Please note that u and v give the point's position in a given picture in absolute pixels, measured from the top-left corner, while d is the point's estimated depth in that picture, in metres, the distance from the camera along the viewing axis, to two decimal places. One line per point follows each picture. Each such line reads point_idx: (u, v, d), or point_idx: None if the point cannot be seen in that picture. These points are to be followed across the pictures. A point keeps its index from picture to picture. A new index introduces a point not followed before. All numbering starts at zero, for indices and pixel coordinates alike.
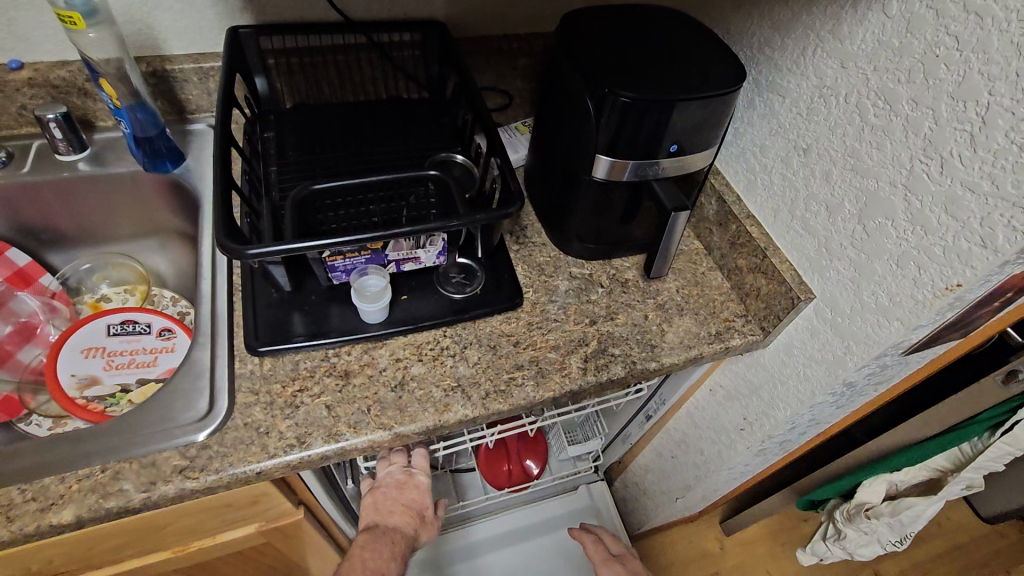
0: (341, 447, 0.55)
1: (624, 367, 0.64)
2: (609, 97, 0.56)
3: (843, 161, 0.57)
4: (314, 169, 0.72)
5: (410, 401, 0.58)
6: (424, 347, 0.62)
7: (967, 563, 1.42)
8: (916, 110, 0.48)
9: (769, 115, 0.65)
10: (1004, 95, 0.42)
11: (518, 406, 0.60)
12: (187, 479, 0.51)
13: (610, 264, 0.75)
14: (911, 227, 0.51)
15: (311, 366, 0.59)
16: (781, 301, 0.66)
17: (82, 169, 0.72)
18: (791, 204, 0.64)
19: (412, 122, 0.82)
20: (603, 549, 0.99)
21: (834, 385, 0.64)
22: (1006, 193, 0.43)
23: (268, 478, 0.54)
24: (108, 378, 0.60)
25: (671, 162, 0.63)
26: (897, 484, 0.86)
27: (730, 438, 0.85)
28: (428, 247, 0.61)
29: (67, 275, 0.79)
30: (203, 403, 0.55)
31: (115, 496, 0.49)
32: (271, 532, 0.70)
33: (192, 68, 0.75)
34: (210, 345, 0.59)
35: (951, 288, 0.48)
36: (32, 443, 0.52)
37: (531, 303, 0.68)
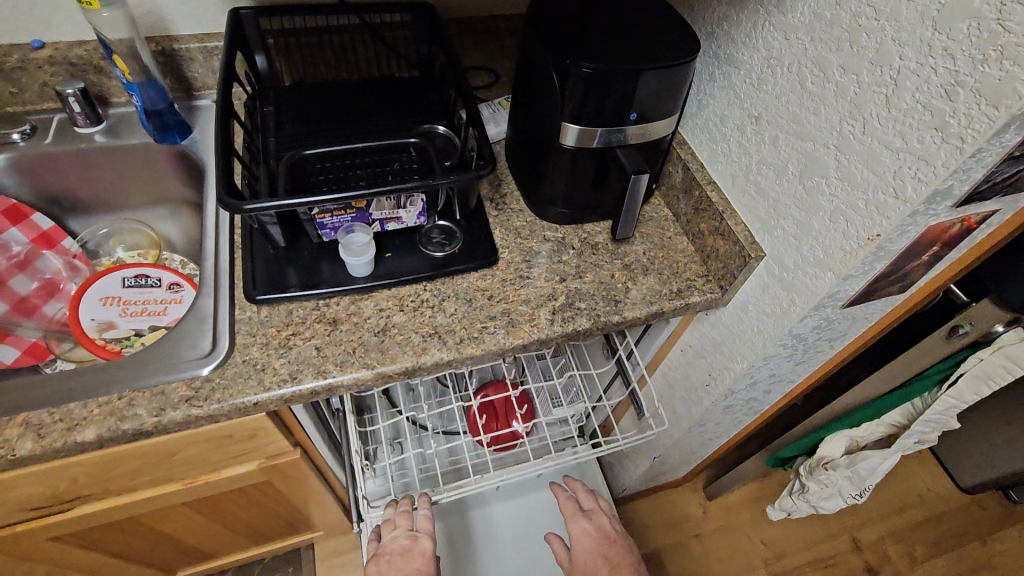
0: (329, 383, 0.61)
1: (589, 319, 0.70)
2: (572, 69, 0.61)
3: (787, 127, 0.61)
4: (308, 139, 0.78)
5: (391, 345, 0.65)
6: (406, 298, 0.69)
7: (945, 530, 1.46)
8: (845, 76, 0.53)
9: (726, 87, 0.69)
10: (912, 59, 0.46)
11: (490, 351, 0.66)
12: (193, 406, 0.58)
13: (583, 229, 0.80)
14: (842, 184, 0.56)
15: (304, 313, 0.66)
16: (736, 260, 0.71)
17: (98, 140, 0.79)
18: (745, 170, 0.69)
19: (402, 98, 0.88)
20: (575, 503, 1.07)
21: (782, 335, 0.69)
22: (913, 148, 0.48)
23: (264, 409, 0.61)
24: (123, 324, 0.67)
25: (635, 130, 0.69)
26: (857, 440, 0.91)
27: (698, 396, 0.91)
28: (409, 208, 0.68)
29: (86, 239, 0.86)
30: (207, 342, 0.62)
31: (130, 419, 0.57)
32: (271, 469, 0.77)
33: (197, 47, 0.81)
34: (213, 295, 0.66)
35: (872, 238, 0.54)
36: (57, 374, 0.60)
37: (506, 262, 0.74)
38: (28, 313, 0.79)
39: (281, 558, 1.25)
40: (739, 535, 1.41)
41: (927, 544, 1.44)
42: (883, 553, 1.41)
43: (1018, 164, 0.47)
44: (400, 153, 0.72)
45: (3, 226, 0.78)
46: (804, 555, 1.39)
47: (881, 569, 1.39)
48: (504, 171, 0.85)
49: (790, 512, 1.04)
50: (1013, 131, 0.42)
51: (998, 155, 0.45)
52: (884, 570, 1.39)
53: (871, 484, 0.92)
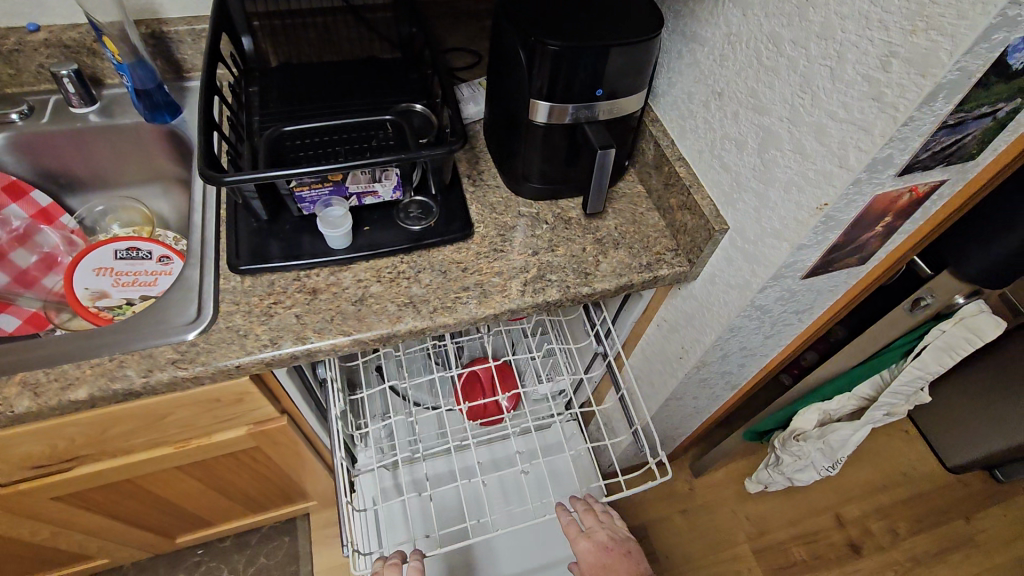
0: (307, 348, 0.65)
1: (560, 290, 0.73)
2: (540, 47, 0.64)
3: (746, 102, 0.63)
4: (291, 118, 0.80)
5: (368, 313, 0.68)
6: (383, 270, 0.72)
7: (929, 507, 1.48)
8: (795, 51, 0.54)
9: (693, 64, 0.71)
10: (853, 32, 0.48)
11: (462, 320, 0.69)
12: (178, 368, 0.61)
13: (557, 204, 0.83)
14: (794, 155, 0.58)
15: (285, 283, 0.69)
16: (702, 233, 0.73)
17: (92, 120, 0.82)
18: (710, 146, 0.71)
19: (384, 77, 0.91)
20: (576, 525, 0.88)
21: (745, 306, 0.72)
22: (854, 118, 0.50)
23: (247, 372, 0.64)
24: (116, 293, 0.71)
25: (604, 106, 0.71)
26: (830, 413, 0.93)
27: (673, 369, 0.93)
28: (384, 182, 0.70)
29: (84, 216, 0.90)
30: (192, 309, 0.66)
31: (120, 380, 0.60)
32: (259, 435, 0.81)
33: (185, 30, 0.84)
34: (199, 266, 0.70)
35: (820, 207, 0.56)
36: (53, 337, 0.63)
37: (481, 236, 0.77)
38: (28, 285, 0.84)
39: (278, 528, 1.30)
40: (724, 511, 1.44)
41: (911, 521, 1.46)
42: (867, 529, 1.44)
43: (956, 133, 0.50)
44: (377, 130, 0.75)
45: (3, 202, 0.82)
46: (787, 531, 1.42)
47: (864, 544, 1.42)
48: (482, 150, 0.87)
49: (767, 484, 1.07)
50: (942, 99, 0.44)
51: (933, 124, 0.47)
52: (867, 546, 1.41)
53: (844, 456, 0.95)
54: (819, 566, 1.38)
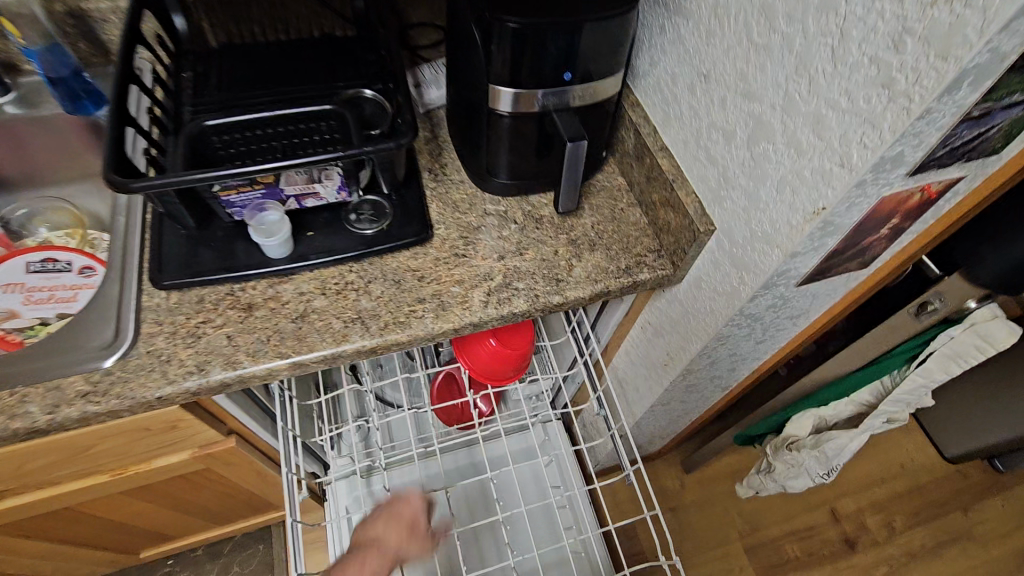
0: (239, 374, 0.58)
1: (527, 300, 0.66)
2: (496, 25, 0.55)
3: (735, 86, 0.54)
4: (227, 107, 0.71)
5: (309, 331, 0.61)
6: (329, 281, 0.64)
7: (926, 500, 1.44)
8: (790, 26, 0.46)
9: (677, 40, 0.62)
10: (858, 3, 0.40)
11: (417, 337, 0.62)
12: (90, 403, 0.54)
13: (528, 200, 0.75)
14: (788, 150, 0.50)
15: (216, 298, 0.62)
16: (685, 235, 0.66)
17: (10, 112, 0.75)
18: (697, 135, 0.62)
19: (337, 58, 0.82)
20: None
21: (733, 316, 0.65)
22: (858, 109, 0.42)
23: (172, 403, 0.58)
24: (28, 312, 0.65)
25: (578, 91, 0.62)
26: (826, 420, 0.87)
27: (657, 375, 0.87)
28: (326, 182, 0.62)
29: (8, 219, 0.81)
30: (109, 332, 0.58)
31: (21, 418, 0.53)
32: (206, 457, 0.75)
33: (109, 7, 0.73)
34: (120, 281, 0.62)
35: (817, 212, 0.48)
36: None
37: (440, 240, 0.69)
38: None
39: (250, 536, 1.25)
40: (716, 508, 1.40)
41: (908, 515, 1.42)
42: (862, 525, 1.40)
43: (980, 126, 0.42)
44: (320, 122, 0.66)
45: None
46: (780, 528, 1.38)
47: (859, 540, 1.38)
48: (446, 139, 0.78)
49: (759, 490, 1.02)
50: (966, 88, 0.36)
51: (954, 117, 0.39)
52: (862, 541, 1.38)
53: (839, 465, 0.88)
54: (812, 563, 1.34)
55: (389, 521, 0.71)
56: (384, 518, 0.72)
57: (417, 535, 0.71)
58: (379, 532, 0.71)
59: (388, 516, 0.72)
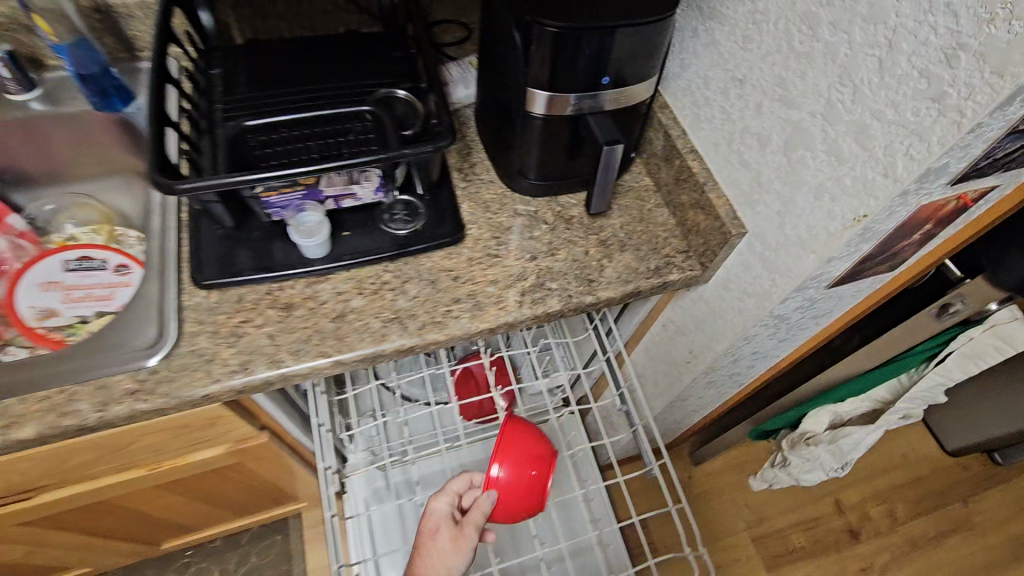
0: (283, 373, 0.58)
1: (561, 300, 0.67)
2: (536, 28, 0.55)
3: (772, 92, 0.55)
4: (258, 106, 0.71)
5: (349, 331, 0.61)
6: (366, 281, 0.65)
7: (926, 491, 1.47)
8: (835, 35, 0.47)
9: (711, 45, 0.62)
10: (908, 16, 0.41)
11: (454, 337, 0.63)
12: (137, 401, 0.55)
13: (557, 201, 0.75)
14: (827, 158, 0.51)
15: (255, 298, 0.62)
16: (716, 236, 0.67)
17: (36, 108, 0.75)
18: (728, 139, 0.63)
19: (364, 55, 0.81)
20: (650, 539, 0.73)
21: (764, 317, 0.67)
22: (905, 120, 0.43)
23: (216, 401, 0.58)
24: (67, 310, 0.64)
25: (612, 95, 0.63)
26: (841, 415, 0.89)
27: (679, 370, 0.89)
28: (364, 183, 0.63)
29: (34, 215, 0.80)
30: (152, 331, 0.59)
31: (70, 416, 0.54)
32: (239, 452, 0.76)
33: (134, 3, 0.74)
34: (158, 279, 0.62)
35: (858, 219, 0.50)
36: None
37: (473, 240, 0.70)
38: None
39: (267, 527, 1.27)
40: (724, 500, 1.42)
41: (909, 505, 1.45)
42: (866, 515, 1.43)
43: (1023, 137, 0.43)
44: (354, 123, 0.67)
45: None
46: (787, 518, 1.41)
47: (862, 530, 1.41)
48: (474, 139, 0.79)
49: (772, 484, 1.04)
50: (1018, 103, 0.37)
51: (1001, 130, 0.40)
52: (866, 531, 1.41)
53: (854, 459, 0.92)
54: (816, 552, 1.37)
55: (425, 536, 0.74)
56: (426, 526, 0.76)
57: (450, 543, 0.72)
58: (420, 550, 0.73)
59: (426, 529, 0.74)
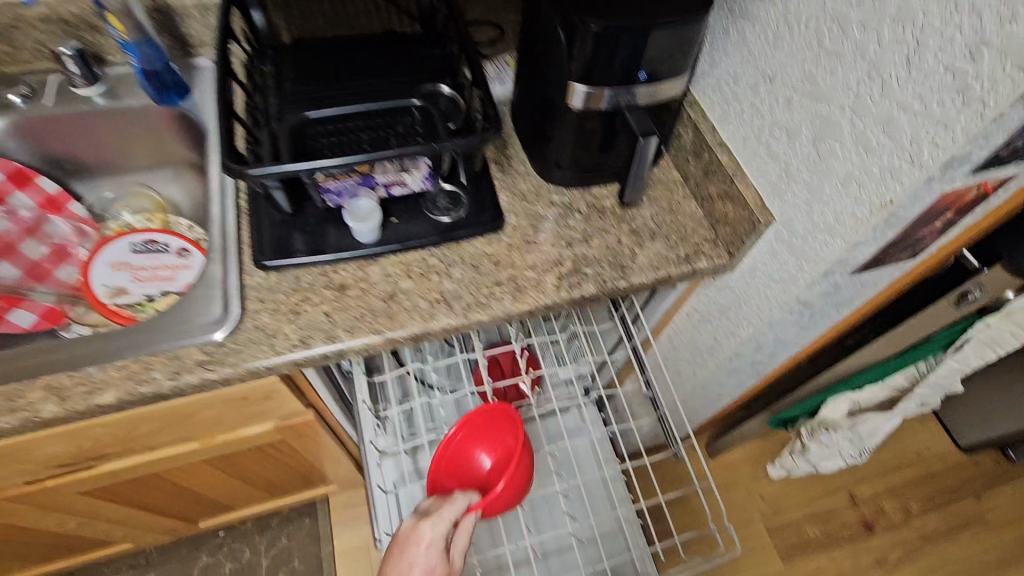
0: (339, 348, 0.63)
1: (596, 284, 0.70)
2: (580, 26, 0.59)
3: (802, 87, 0.59)
4: (308, 101, 0.75)
5: (399, 310, 0.66)
6: (413, 265, 0.69)
7: (941, 486, 1.49)
8: (865, 34, 0.50)
9: (741, 43, 0.66)
10: (935, 15, 0.44)
11: (496, 317, 0.67)
12: (208, 370, 0.60)
13: (590, 191, 0.79)
14: (855, 148, 0.55)
15: (311, 279, 0.67)
16: (744, 225, 0.70)
17: (98, 102, 0.79)
18: (758, 132, 0.67)
19: (403, 53, 0.84)
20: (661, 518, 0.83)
21: (789, 302, 0.70)
22: (932, 111, 0.47)
23: (277, 373, 0.62)
24: (136, 289, 0.68)
25: (644, 91, 0.66)
26: (859, 403, 0.93)
27: (703, 357, 0.92)
28: (414, 171, 0.67)
29: (93, 203, 0.87)
30: (217, 308, 0.63)
31: (147, 383, 0.58)
32: (286, 428, 0.80)
33: (191, 3, 0.78)
34: (221, 260, 0.66)
35: (885, 205, 0.53)
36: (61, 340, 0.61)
37: (512, 227, 0.74)
38: (41, 278, 0.81)
39: (296, 510, 1.32)
40: (740, 491, 1.45)
41: (923, 499, 1.47)
42: (880, 509, 1.45)
43: None
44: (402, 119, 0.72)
45: (45, 217, 0.82)
46: (802, 510, 1.43)
47: (876, 523, 1.43)
48: (510, 133, 0.83)
49: (791, 471, 1.09)
50: None
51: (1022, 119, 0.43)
52: (880, 524, 1.43)
53: (872, 447, 0.95)
54: (830, 544, 1.40)
55: (407, 553, 0.72)
56: (410, 537, 0.73)
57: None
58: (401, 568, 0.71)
59: (409, 546, 0.72)
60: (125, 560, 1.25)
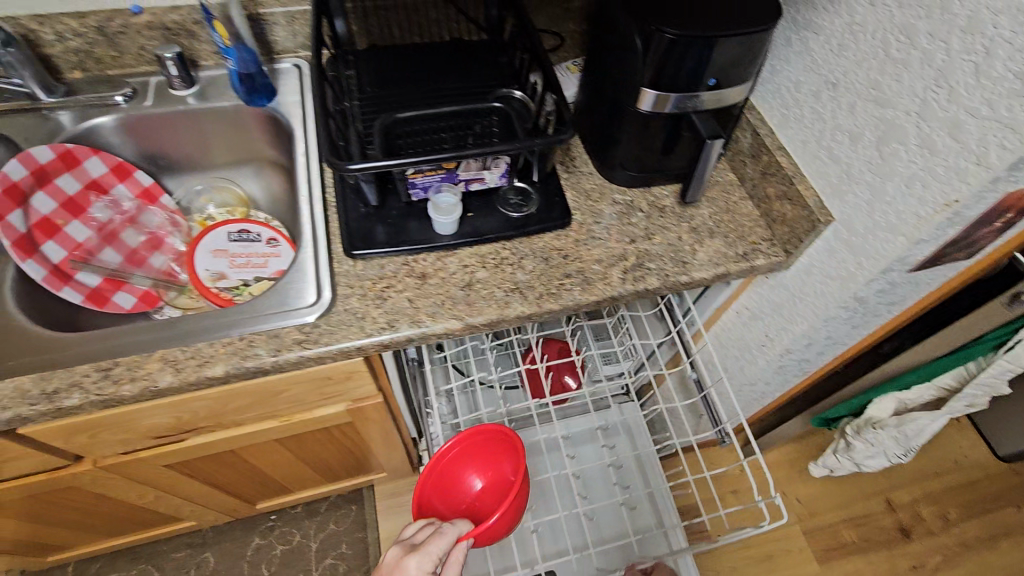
0: (423, 331, 0.67)
1: (659, 278, 0.74)
2: (655, 34, 0.62)
3: (866, 93, 0.62)
4: (388, 103, 0.81)
5: (476, 298, 0.70)
6: (488, 256, 0.74)
7: (980, 495, 1.49)
8: (932, 44, 0.54)
9: (804, 52, 0.70)
10: (1005, 27, 0.48)
11: (566, 307, 0.71)
12: (305, 348, 0.65)
13: (650, 191, 0.83)
14: (920, 151, 0.58)
15: (394, 268, 0.71)
16: (803, 225, 0.73)
17: (191, 103, 0.85)
18: (819, 136, 0.70)
19: (472, 59, 0.89)
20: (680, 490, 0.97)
21: (846, 298, 0.73)
22: (1000, 116, 0.50)
23: (365, 353, 0.67)
24: (233, 274, 0.75)
25: (710, 96, 0.69)
26: (905, 403, 0.97)
27: (752, 354, 0.95)
28: (493, 169, 0.72)
29: (181, 197, 0.94)
30: (312, 295, 0.68)
31: (252, 358, 0.64)
32: (358, 410, 0.85)
33: (280, 11, 0.84)
34: (313, 248, 0.72)
35: (949, 204, 0.56)
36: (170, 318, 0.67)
37: (578, 224, 0.78)
38: (138, 264, 0.88)
39: (343, 497, 1.37)
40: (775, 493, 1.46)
41: (961, 507, 1.47)
42: (917, 515, 1.45)
43: None
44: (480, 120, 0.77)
45: (142, 208, 0.90)
46: (837, 513, 1.44)
47: (914, 529, 1.43)
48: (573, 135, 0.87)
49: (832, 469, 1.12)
50: None
51: None
52: (917, 531, 1.43)
53: (916, 445, 1.01)
54: (867, 548, 1.40)
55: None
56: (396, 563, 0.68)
57: None
58: None
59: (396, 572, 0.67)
60: (183, 539, 1.32)
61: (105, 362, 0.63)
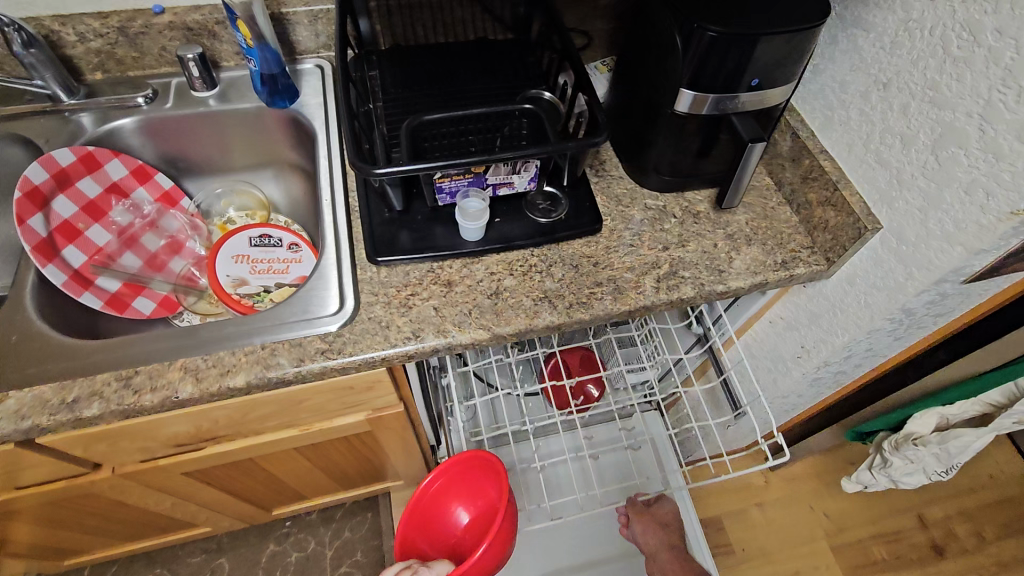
0: (449, 342, 0.65)
1: (694, 287, 0.71)
2: (697, 33, 0.59)
3: (922, 94, 0.59)
4: (414, 105, 0.79)
5: (504, 307, 0.67)
6: (515, 263, 0.71)
7: (1018, 513, 1.43)
8: (1000, 41, 0.50)
9: (851, 51, 0.66)
10: None
11: (598, 317, 0.68)
12: (328, 358, 0.62)
13: (683, 196, 0.80)
14: (984, 155, 0.54)
15: (420, 275, 0.69)
16: (848, 232, 0.69)
17: (212, 105, 0.83)
18: (866, 139, 0.67)
19: (499, 60, 0.86)
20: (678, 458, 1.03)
21: (892, 310, 0.69)
22: None
23: (389, 364, 0.65)
24: (254, 280, 0.73)
25: (751, 97, 0.65)
26: (947, 418, 0.92)
27: (786, 365, 0.91)
28: (522, 173, 0.69)
29: (201, 200, 0.92)
30: (334, 303, 0.66)
31: (274, 368, 0.62)
32: (378, 419, 0.83)
33: (303, 11, 0.83)
34: (336, 252, 0.70)
35: (1016, 213, 0.52)
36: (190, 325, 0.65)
37: (609, 230, 0.75)
38: (157, 268, 0.88)
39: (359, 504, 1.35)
40: (802, 507, 1.42)
41: (998, 525, 1.41)
42: (951, 532, 1.40)
43: None
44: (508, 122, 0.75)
45: (162, 212, 0.89)
46: (867, 529, 1.39)
47: (948, 547, 1.38)
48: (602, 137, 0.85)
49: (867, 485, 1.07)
50: None
51: None
52: (951, 549, 1.38)
53: (959, 463, 0.96)
54: (898, 566, 1.35)
55: None
56: None
57: None
58: None
59: None
60: (199, 544, 1.30)
61: (125, 370, 0.61)
